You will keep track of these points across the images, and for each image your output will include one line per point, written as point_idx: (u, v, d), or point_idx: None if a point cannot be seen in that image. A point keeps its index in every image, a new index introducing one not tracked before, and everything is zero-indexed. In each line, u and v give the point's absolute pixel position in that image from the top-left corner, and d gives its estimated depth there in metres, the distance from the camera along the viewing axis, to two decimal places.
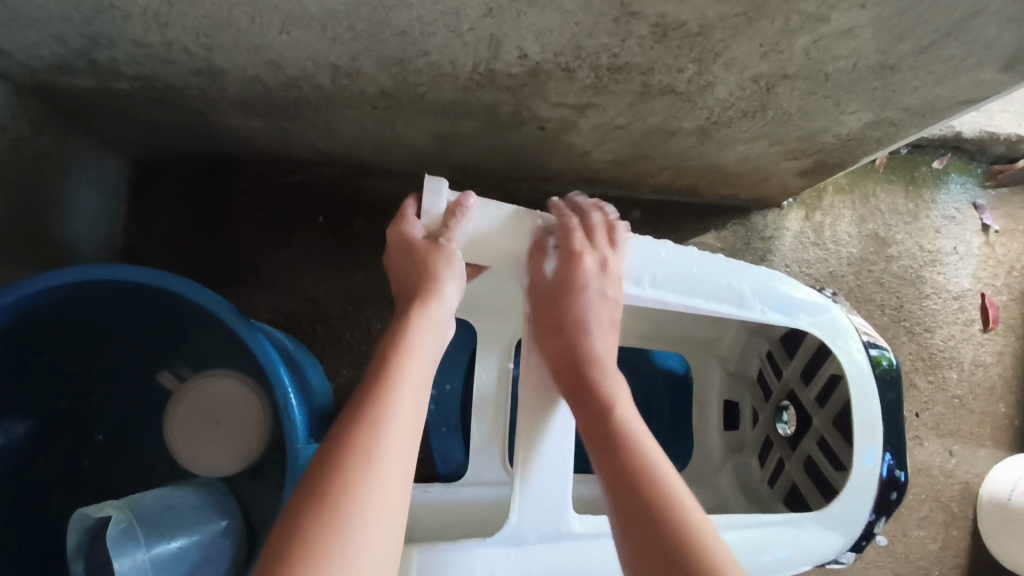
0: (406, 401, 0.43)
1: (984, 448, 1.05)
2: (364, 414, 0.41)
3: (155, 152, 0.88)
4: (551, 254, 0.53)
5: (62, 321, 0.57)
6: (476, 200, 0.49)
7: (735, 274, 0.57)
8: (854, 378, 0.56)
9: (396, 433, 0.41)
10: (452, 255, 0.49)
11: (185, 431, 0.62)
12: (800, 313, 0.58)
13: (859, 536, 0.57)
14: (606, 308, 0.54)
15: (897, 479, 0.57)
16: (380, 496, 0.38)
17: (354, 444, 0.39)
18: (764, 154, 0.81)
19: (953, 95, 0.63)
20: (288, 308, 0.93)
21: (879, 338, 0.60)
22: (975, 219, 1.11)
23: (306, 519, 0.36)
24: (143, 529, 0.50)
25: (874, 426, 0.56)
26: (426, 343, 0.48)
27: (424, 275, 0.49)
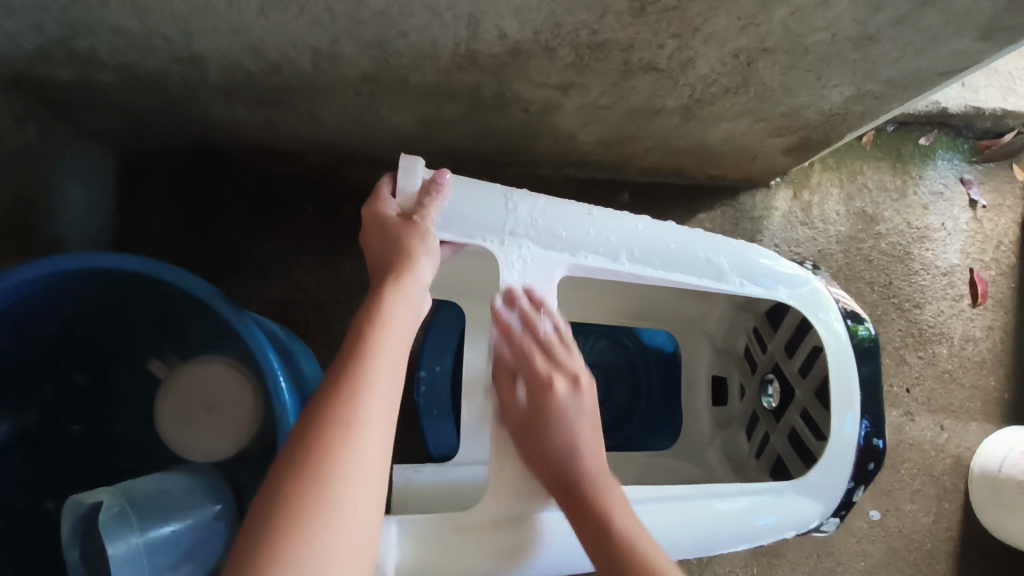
0: (386, 369, 0.43)
1: (975, 422, 1.06)
2: (343, 382, 0.42)
3: (142, 144, 0.88)
4: (521, 383, 0.54)
5: (52, 310, 0.58)
6: (450, 177, 0.52)
7: (714, 248, 0.57)
8: (832, 348, 0.57)
9: (376, 399, 0.42)
10: (425, 230, 0.50)
11: (177, 420, 0.62)
12: (779, 286, 0.58)
13: (839, 505, 0.57)
14: (586, 423, 0.53)
15: (876, 448, 0.57)
16: (363, 460, 0.39)
17: (334, 411, 0.40)
18: (749, 131, 0.82)
19: (934, 66, 0.63)
20: (280, 299, 0.94)
21: (858, 309, 0.60)
22: (963, 194, 1.12)
23: (290, 485, 0.37)
24: (135, 514, 0.51)
25: (852, 394, 0.56)
26: (403, 315, 0.47)
27: (398, 250, 0.49)
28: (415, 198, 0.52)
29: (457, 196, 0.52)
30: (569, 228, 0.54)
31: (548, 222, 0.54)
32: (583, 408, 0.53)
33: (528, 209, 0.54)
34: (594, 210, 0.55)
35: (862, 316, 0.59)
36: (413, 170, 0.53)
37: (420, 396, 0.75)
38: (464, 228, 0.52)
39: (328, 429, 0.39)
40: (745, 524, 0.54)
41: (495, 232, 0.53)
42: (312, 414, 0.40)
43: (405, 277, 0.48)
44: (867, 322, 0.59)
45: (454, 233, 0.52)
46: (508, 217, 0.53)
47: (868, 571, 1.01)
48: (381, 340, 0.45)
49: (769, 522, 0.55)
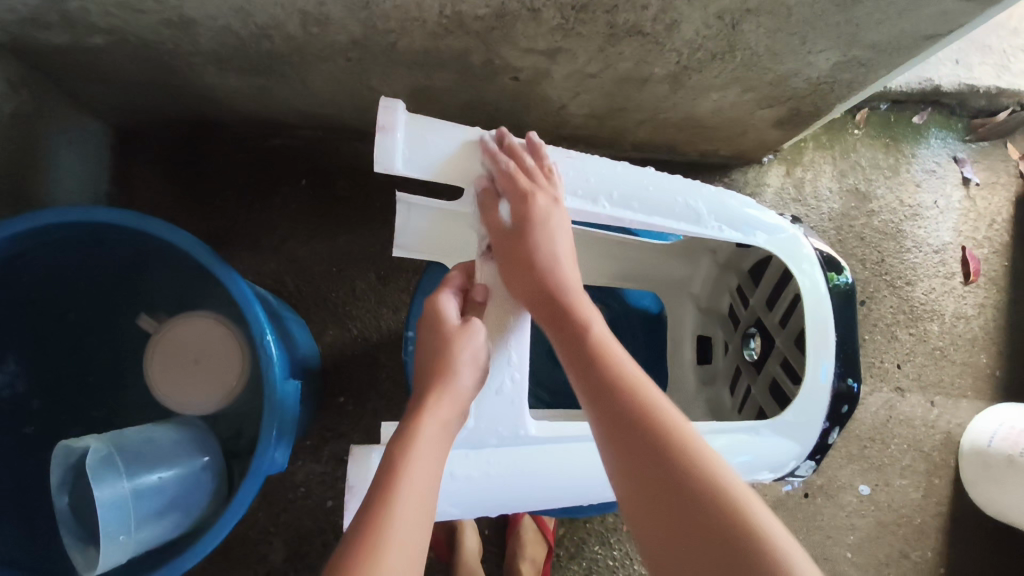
0: (417, 501, 0.43)
1: (965, 399, 1.06)
2: (375, 514, 0.41)
3: (136, 116, 0.89)
4: (503, 202, 0.53)
5: (45, 266, 0.59)
6: (428, 123, 0.50)
7: (691, 193, 0.58)
8: (809, 295, 0.57)
9: (403, 534, 0.41)
10: (472, 336, 0.51)
11: (165, 371, 0.63)
12: (757, 231, 0.59)
13: (814, 449, 0.59)
14: (567, 241, 0.54)
15: (850, 387, 0.57)
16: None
17: (363, 543, 0.40)
18: (738, 103, 0.82)
19: (918, 30, 0.64)
20: (273, 270, 0.95)
21: (837, 258, 0.60)
22: (956, 172, 1.12)
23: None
24: (122, 458, 0.54)
25: (826, 335, 0.57)
26: (438, 434, 0.47)
27: (443, 360, 0.50)
28: (398, 137, 0.48)
29: (441, 138, 0.51)
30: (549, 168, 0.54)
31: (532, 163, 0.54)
32: (563, 223, 0.54)
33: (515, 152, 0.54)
34: (573, 153, 0.56)
35: (839, 265, 0.60)
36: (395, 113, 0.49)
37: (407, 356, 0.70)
38: (449, 169, 0.51)
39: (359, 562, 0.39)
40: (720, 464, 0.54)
41: (475, 173, 0.53)
42: (344, 551, 0.40)
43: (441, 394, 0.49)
44: (843, 272, 0.60)
45: (439, 172, 0.51)
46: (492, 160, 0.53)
47: (857, 544, 1.01)
48: (412, 472, 0.44)
49: (747, 461, 0.55)
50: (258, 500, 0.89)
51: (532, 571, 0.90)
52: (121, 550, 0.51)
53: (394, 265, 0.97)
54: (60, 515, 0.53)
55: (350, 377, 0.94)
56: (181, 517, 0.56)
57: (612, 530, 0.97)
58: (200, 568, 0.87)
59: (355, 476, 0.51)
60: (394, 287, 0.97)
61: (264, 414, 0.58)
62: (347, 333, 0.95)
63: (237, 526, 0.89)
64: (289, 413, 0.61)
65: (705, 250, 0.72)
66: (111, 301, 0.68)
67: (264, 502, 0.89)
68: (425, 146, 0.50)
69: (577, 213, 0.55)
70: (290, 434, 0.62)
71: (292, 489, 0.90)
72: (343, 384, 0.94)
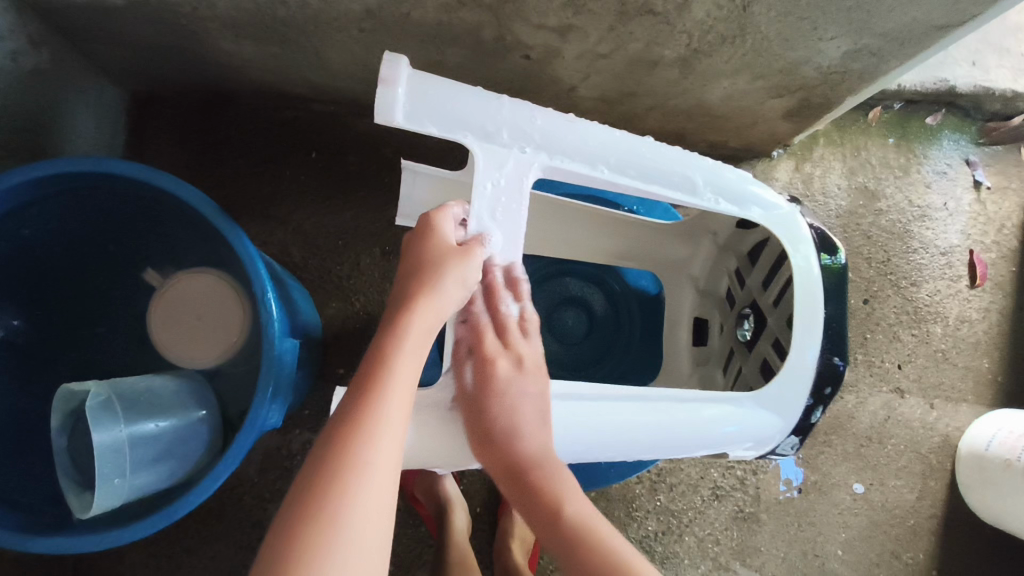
0: (405, 380, 0.47)
1: (965, 403, 1.06)
2: (364, 403, 0.45)
3: (152, 83, 0.90)
4: (469, 363, 0.52)
5: (57, 215, 0.61)
6: (429, 80, 0.50)
7: (691, 164, 0.57)
8: (800, 274, 0.58)
9: (390, 422, 0.45)
10: (466, 253, 0.50)
11: (168, 324, 0.67)
12: (753, 206, 0.59)
13: (797, 427, 0.59)
14: (531, 405, 0.52)
15: (836, 367, 0.58)
16: (371, 470, 0.43)
17: (360, 412, 0.44)
18: (748, 91, 0.82)
19: (930, 18, 0.64)
20: (279, 241, 0.96)
21: (832, 238, 0.60)
22: (967, 175, 1.11)
23: (316, 479, 0.42)
24: (120, 404, 0.55)
25: (814, 315, 0.57)
26: (420, 341, 0.49)
27: (433, 272, 0.50)
28: (400, 90, 0.49)
29: (444, 94, 0.50)
30: (549, 132, 0.54)
31: (533, 126, 0.53)
32: (532, 389, 0.52)
33: (518, 114, 0.53)
34: (574, 118, 0.55)
35: (834, 246, 0.60)
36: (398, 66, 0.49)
37: None
38: (450, 124, 0.51)
39: (350, 443, 0.43)
40: (692, 431, 0.56)
41: (479, 129, 0.52)
42: (335, 432, 0.44)
43: (429, 305, 0.49)
44: (837, 254, 0.59)
45: (440, 126, 0.51)
46: (495, 120, 0.52)
47: (848, 542, 1.01)
48: (399, 371, 0.47)
49: (730, 431, 0.57)
50: (255, 466, 0.91)
51: (522, 550, 0.90)
52: (115, 492, 0.53)
53: (398, 241, 0.98)
54: (59, 456, 0.54)
55: (350, 349, 0.95)
56: (175, 466, 0.57)
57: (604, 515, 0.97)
58: (195, 529, 0.89)
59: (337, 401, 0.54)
60: (398, 263, 0.97)
61: (261, 369, 0.58)
62: (350, 307, 0.96)
63: (233, 489, 0.90)
64: (286, 372, 0.62)
65: (706, 231, 0.72)
66: (122, 256, 0.70)
67: (260, 468, 0.91)
68: (427, 101, 0.50)
69: (575, 175, 0.55)
70: (286, 393, 0.63)
71: (288, 457, 0.91)
72: (343, 356, 0.95)
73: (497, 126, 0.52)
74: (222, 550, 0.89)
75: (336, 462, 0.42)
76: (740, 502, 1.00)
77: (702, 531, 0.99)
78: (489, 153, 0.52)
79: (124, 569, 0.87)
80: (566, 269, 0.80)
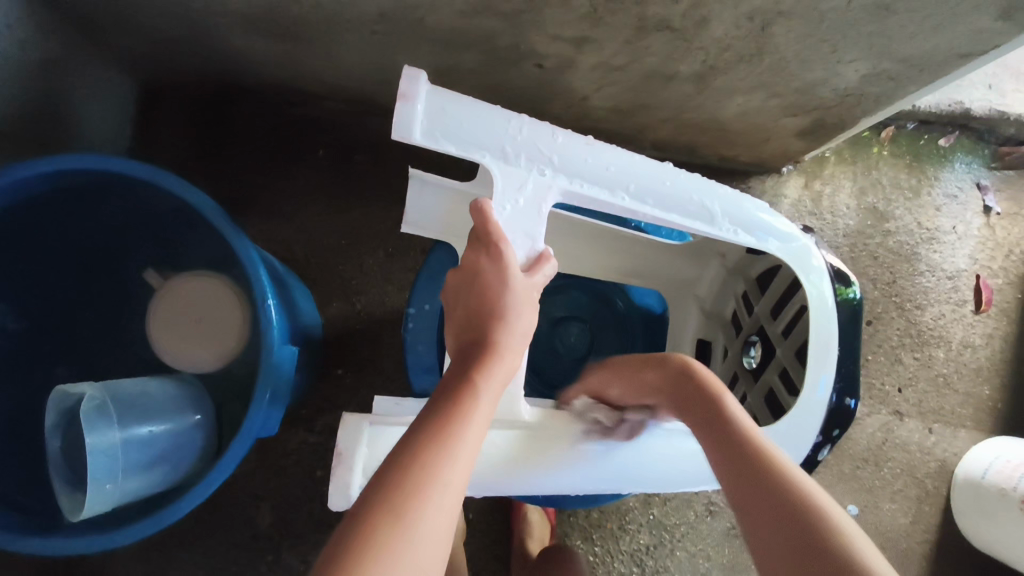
0: (480, 425, 0.43)
1: (964, 429, 1.05)
2: (444, 420, 0.42)
3: (161, 74, 0.89)
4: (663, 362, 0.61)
5: (58, 210, 0.60)
6: (449, 100, 0.49)
7: (709, 193, 0.56)
8: (816, 306, 0.57)
9: (471, 442, 0.42)
10: (529, 298, 0.49)
11: (168, 326, 0.66)
12: (770, 238, 0.58)
13: (804, 462, 0.58)
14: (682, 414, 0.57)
15: (846, 408, 0.57)
16: (450, 490, 0.39)
17: (430, 448, 0.40)
18: (763, 109, 0.81)
19: (952, 46, 0.63)
20: (283, 239, 0.95)
21: (847, 272, 0.60)
22: (978, 199, 1.10)
23: (394, 492, 0.37)
24: (115, 409, 0.54)
25: (827, 351, 0.56)
26: (496, 387, 0.46)
27: (505, 319, 0.48)
28: (419, 107, 0.47)
29: (463, 113, 0.49)
30: (566, 154, 0.52)
31: (552, 148, 0.52)
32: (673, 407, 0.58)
33: (538, 135, 0.51)
34: (593, 141, 0.53)
35: (849, 279, 0.59)
36: (417, 82, 0.47)
37: (408, 333, 0.71)
38: (468, 143, 0.49)
39: (435, 457, 0.40)
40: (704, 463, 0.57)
41: (499, 150, 0.50)
42: (414, 446, 0.40)
43: (508, 333, 0.48)
44: (852, 287, 0.59)
45: (458, 146, 0.49)
46: (514, 141, 0.51)
47: None
48: (481, 403, 0.44)
49: None
50: (250, 465, 0.90)
51: (540, 549, 0.91)
52: (105, 498, 0.52)
53: (402, 244, 0.97)
54: (51, 457, 0.54)
55: (349, 351, 0.94)
56: (168, 472, 0.57)
57: (596, 526, 0.97)
58: (189, 526, 0.88)
59: (346, 441, 0.47)
60: (401, 265, 0.97)
61: (259, 376, 0.58)
62: (351, 308, 0.95)
63: (227, 486, 0.90)
64: (285, 378, 0.61)
65: (715, 253, 0.71)
66: (123, 254, 0.70)
67: (254, 466, 0.90)
68: (445, 118, 0.48)
69: (593, 200, 0.53)
70: (283, 400, 0.63)
71: (284, 457, 0.91)
72: (342, 357, 0.94)
73: (515, 146, 0.51)
74: (215, 547, 0.89)
75: (419, 475, 0.39)
76: (732, 519, 1.00)
77: (694, 545, 0.99)
78: (506, 174, 0.50)
79: (116, 563, 0.87)
80: (571, 285, 0.81)
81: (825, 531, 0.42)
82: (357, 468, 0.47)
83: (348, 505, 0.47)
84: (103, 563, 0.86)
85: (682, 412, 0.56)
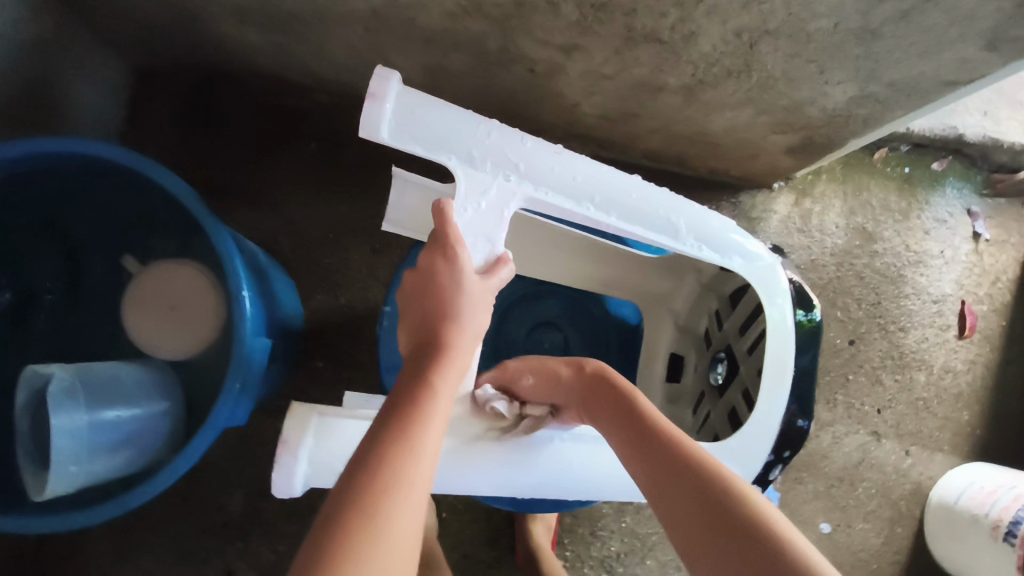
0: (439, 422, 0.44)
1: (941, 453, 1.05)
2: (403, 420, 0.42)
3: (156, 59, 0.89)
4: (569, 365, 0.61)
5: (38, 191, 0.60)
6: (421, 101, 0.49)
7: (676, 207, 0.57)
8: (774, 327, 0.57)
9: (433, 439, 0.42)
10: (484, 297, 0.50)
11: (140, 312, 0.66)
12: (735, 255, 0.58)
13: (757, 480, 0.58)
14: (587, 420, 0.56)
15: (800, 430, 0.58)
16: (418, 488, 0.40)
17: (393, 449, 0.40)
18: (752, 124, 0.81)
19: (938, 73, 0.63)
20: (270, 229, 0.95)
21: (812, 296, 0.60)
22: (967, 225, 1.10)
23: (364, 496, 0.37)
24: (84, 391, 0.54)
25: (784, 370, 0.57)
26: (452, 385, 0.46)
27: (459, 320, 0.49)
28: (388, 107, 0.48)
29: (433, 115, 0.50)
30: (534, 162, 0.53)
31: (519, 155, 0.52)
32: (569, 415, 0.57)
33: (506, 141, 0.52)
34: (563, 150, 0.54)
35: (811, 303, 0.60)
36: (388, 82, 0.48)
37: (383, 329, 0.72)
38: (436, 145, 0.50)
39: (400, 458, 0.40)
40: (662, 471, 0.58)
41: (466, 155, 0.51)
42: (379, 449, 0.40)
43: (461, 334, 0.49)
44: (813, 311, 0.59)
45: (426, 147, 0.50)
46: (482, 145, 0.51)
47: None
48: (438, 402, 0.44)
49: None
50: (225, 452, 0.91)
51: (545, 529, 0.92)
52: (70, 480, 0.52)
53: (388, 240, 0.97)
54: (18, 436, 0.53)
55: (330, 344, 0.95)
56: (135, 455, 0.58)
57: (568, 530, 0.97)
58: (161, 509, 0.89)
59: (292, 431, 0.47)
60: (386, 261, 0.97)
61: (229, 368, 0.58)
62: (335, 301, 0.95)
63: (201, 473, 0.90)
64: (256, 370, 0.61)
65: (691, 268, 0.71)
66: (103, 238, 0.71)
67: (229, 454, 0.91)
68: (415, 119, 0.49)
69: (557, 209, 0.54)
70: (253, 391, 0.63)
71: (259, 445, 0.91)
72: (323, 349, 0.94)
73: (483, 151, 0.51)
74: (186, 531, 0.89)
75: (384, 479, 0.38)
76: None
77: (665, 555, 0.99)
78: (472, 178, 0.51)
79: (87, 541, 0.87)
80: (546, 291, 0.82)
81: (760, 526, 0.41)
82: (301, 457, 0.48)
83: (294, 494, 0.48)
84: (74, 542, 0.87)
85: (595, 412, 0.55)
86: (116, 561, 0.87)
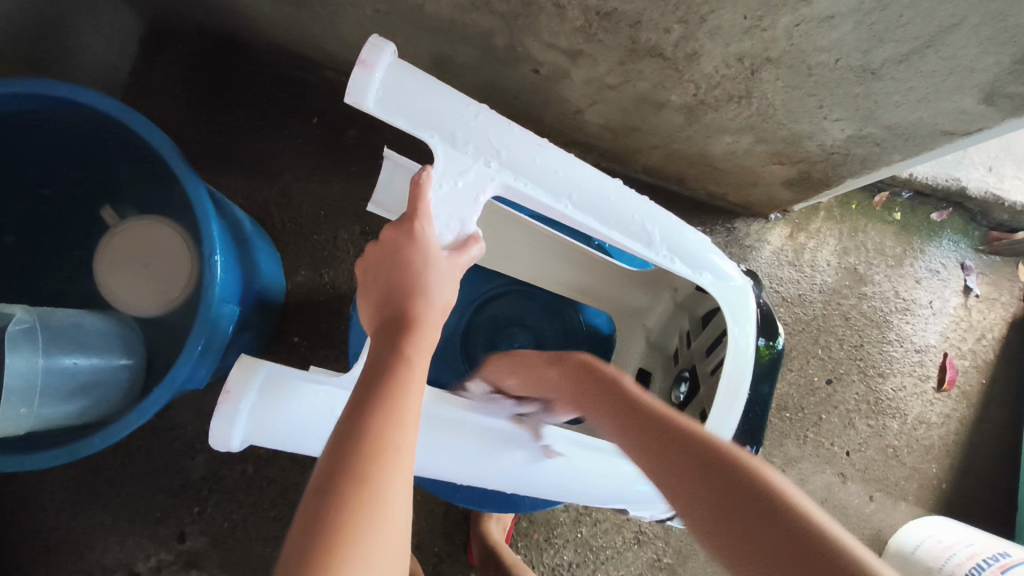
0: (419, 387, 0.43)
1: (905, 502, 1.04)
2: (380, 391, 0.41)
3: (169, 14, 0.89)
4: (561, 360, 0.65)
5: (25, 133, 0.61)
6: (412, 74, 0.49)
7: (653, 215, 0.57)
8: (735, 350, 0.57)
9: (414, 404, 0.42)
10: (456, 266, 0.50)
11: (114, 262, 0.69)
12: (706, 271, 0.58)
13: None
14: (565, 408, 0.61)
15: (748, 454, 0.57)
16: (405, 454, 0.40)
17: (373, 421, 0.40)
18: (751, 152, 0.81)
19: (935, 121, 0.63)
20: (263, 199, 0.95)
21: (778, 327, 0.60)
22: (959, 278, 1.10)
23: (350, 468, 0.37)
24: (43, 335, 0.54)
25: (738, 394, 0.57)
26: (425, 350, 0.46)
27: (427, 286, 0.48)
28: (377, 76, 0.48)
29: (420, 90, 0.50)
30: (515, 151, 0.53)
31: (502, 143, 0.52)
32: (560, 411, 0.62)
33: (490, 127, 0.52)
34: (547, 144, 0.54)
35: (775, 332, 0.59)
36: (381, 52, 0.48)
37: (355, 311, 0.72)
38: (421, 121, 0.50)
39: (385, 430, 0.39)
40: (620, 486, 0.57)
41: (451, 133, 0.51)
42: (358, 427, 0.39)
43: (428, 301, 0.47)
44: (776, 340, 0.59)
45: (410, 122, 0.50)
46: (467, 128, 0.51)
47: None
48: (415, 365, 0.44)
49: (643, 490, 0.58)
50: (190, 412, 0.91)
51: (498, 528, 0.91)
52: (17, 422, 0.52)
53: (378, 223, 0.97)
54: None
55: (307, 319, 0.94)
56: (88, 404, 0.58)
57: (521, 533, 0.97)
58: (119, 462, 0.89)
59: (236, 382, 0.48)
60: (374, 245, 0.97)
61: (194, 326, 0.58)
62: (318, 278, 0.95)
63: (163, 430, 0.90)
64: (221, 334, 0.61)
65: (668, 285, 0.72)
66: (88, 185, 0.72)
67: (195, 415, 0.91)
68: (402, 92, 0.49)
69: (532, 201, 0.54)
70: (216, 354, 0.63)
71: None
72: (299, 324, 0.94)
73: (466, 134, 0.51)
74: (140, 486, 0.89)
75: (366, 450, 0.38)
76: (659, 551, 1.00)
77: (616, 571, 0.98)
78: (451, 158, 0.51)
79: (45, 486, 0.87)
80: (525, 293, 0.83)
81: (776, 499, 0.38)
82: (241, 407, 0.48)
83: (230, 448, 0.49)
84: (27, 484, 0.87)
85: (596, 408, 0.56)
86: (67, 509, 0.87)
